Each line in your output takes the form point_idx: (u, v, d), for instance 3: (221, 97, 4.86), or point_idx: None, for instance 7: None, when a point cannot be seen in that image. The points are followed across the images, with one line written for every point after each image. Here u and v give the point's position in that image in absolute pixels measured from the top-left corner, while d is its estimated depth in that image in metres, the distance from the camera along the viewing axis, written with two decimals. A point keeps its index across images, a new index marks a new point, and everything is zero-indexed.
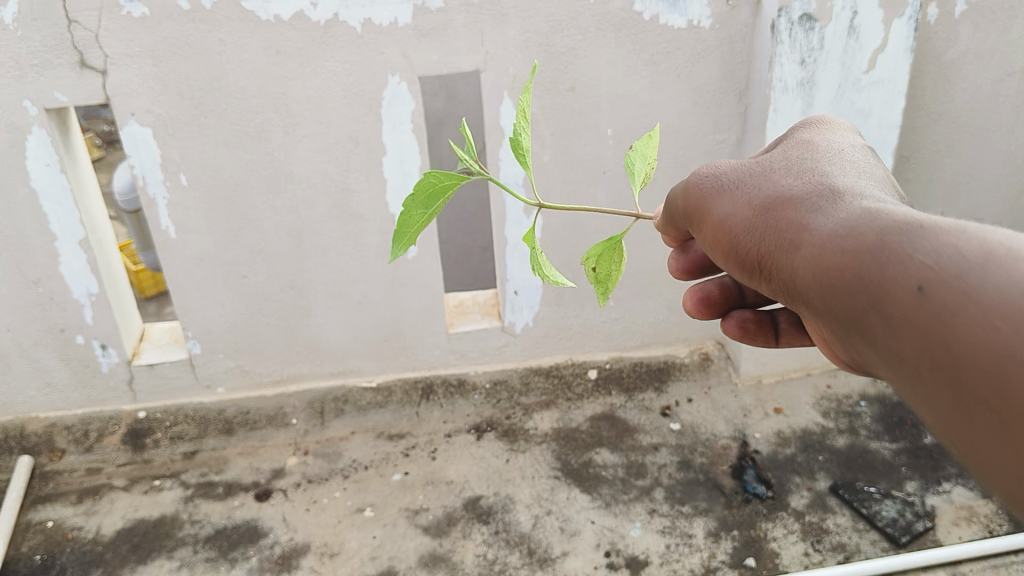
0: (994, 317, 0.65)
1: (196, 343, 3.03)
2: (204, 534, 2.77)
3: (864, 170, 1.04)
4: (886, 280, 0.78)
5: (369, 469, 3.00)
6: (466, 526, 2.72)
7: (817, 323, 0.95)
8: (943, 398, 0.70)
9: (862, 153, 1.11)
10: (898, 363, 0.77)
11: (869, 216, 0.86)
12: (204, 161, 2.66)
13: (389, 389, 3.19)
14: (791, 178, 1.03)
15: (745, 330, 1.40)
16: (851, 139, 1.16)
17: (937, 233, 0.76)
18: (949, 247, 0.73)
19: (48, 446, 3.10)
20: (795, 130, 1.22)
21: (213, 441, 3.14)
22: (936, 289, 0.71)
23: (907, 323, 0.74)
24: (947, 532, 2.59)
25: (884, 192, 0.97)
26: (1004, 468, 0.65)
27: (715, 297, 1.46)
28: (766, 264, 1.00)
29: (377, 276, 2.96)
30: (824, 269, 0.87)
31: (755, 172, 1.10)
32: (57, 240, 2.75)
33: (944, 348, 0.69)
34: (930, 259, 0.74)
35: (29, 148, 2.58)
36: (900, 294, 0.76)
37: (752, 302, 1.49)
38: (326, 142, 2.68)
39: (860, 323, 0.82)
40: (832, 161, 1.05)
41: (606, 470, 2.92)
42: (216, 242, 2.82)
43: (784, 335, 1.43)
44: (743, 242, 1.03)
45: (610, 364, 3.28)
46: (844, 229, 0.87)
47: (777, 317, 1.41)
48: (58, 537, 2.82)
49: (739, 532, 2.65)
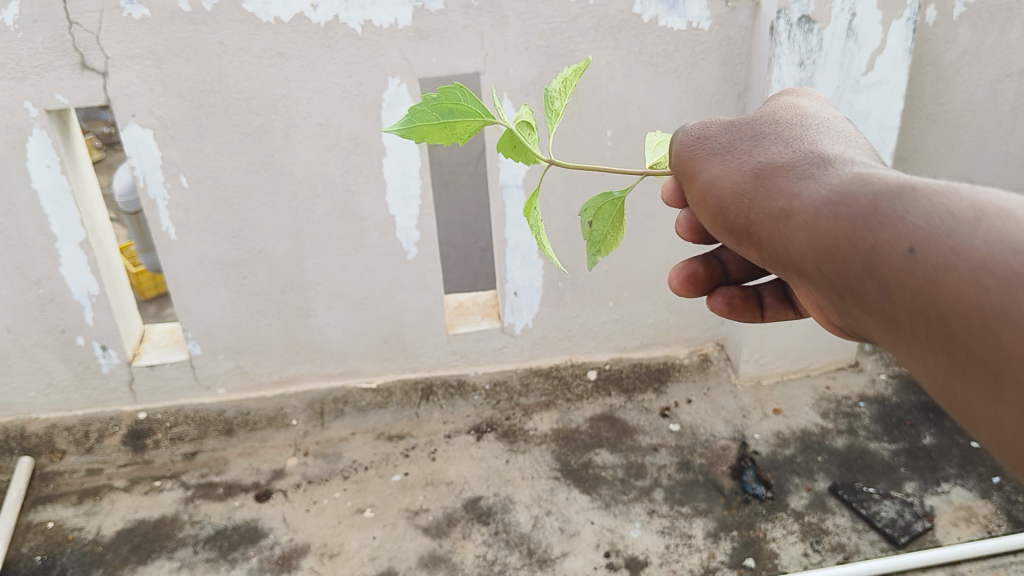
0: (983, 276, 0.67)
1: (196, 344, 3.03)
2: (205, 535, 2.77)
3: (850, 138, 1.06)
4: (877, 242, 0.79)
5: (369, 470, 3.00)
6: (466, 527, 2.73)
7: (808, 289, 0.96)
8: (937, 360, 0.72)
9: (846, 122, 1.12)
10: (892, 325, 0.78)
11: (858, 180, 0.86)
12: (205, 163, 2.67)
13: (389, 390, 3.20)
14: (780, 147, 1.04)
15: (733, 307, 1.39)
16: (834, 109, 1.17)
17: (926, 195, 0.77)
18: (941, 210, 0.74)
19: (48, 447, 3.11)
20: (778, 99, 1.23)
21: (213, 442, 3.14)
22: (927, 251, 0.72)
23: (899, 285, 0.75)
24: (947, 532, 2.60)
25: (871, 158, 0.98)
26: (998, 426, 0.66)
27: (701, 275, 1.41)
28: (755, 231, 1.01)
29: (377, 277, 2.97)
30: (815, 234, 0.88)
31: (742, 141, 1.11)
32: (57, 241, 2.75)
33: (936, 309, 0.71)
34: (921, 220, 0.75)
35: (29, 150, 2.59)
36: (891, 255, 0.77)
37: (735, 278, 1.45)
38: (326, 144, 2.69)
39: (853, 287, 0.82)
40: (818, 129, 1.06)
41: (605, 471, 2.92)
42: (216, 243, 2.82)
43: (769, 310, 1.45)
44: (733, 210, 1.04)
45: (610, 364, 3.29)
46: (833, 194, 0.88)
47: (762, 291, 1.44)
48: (59, 538, 2.82)
49: (738, 532, 2.65)
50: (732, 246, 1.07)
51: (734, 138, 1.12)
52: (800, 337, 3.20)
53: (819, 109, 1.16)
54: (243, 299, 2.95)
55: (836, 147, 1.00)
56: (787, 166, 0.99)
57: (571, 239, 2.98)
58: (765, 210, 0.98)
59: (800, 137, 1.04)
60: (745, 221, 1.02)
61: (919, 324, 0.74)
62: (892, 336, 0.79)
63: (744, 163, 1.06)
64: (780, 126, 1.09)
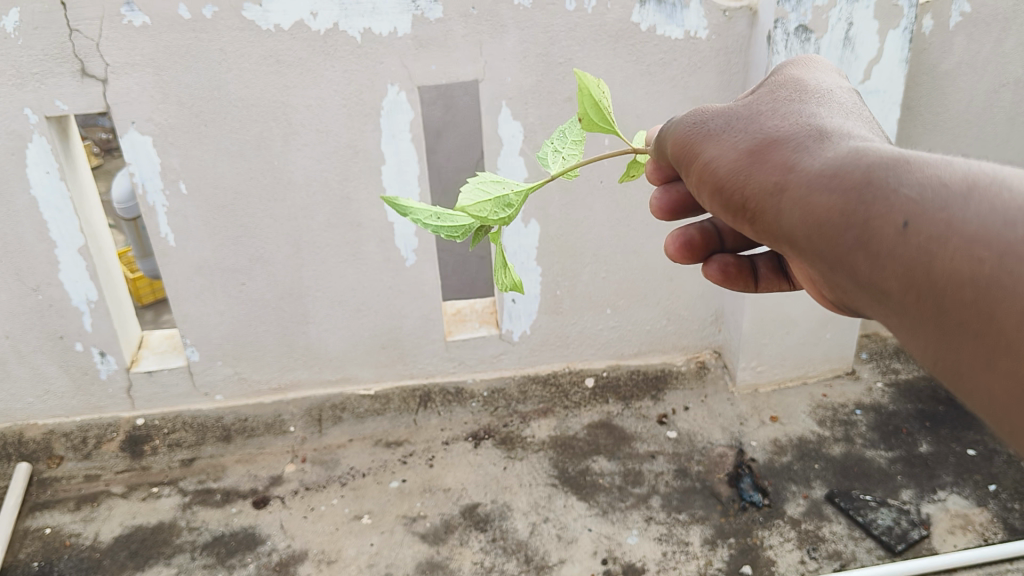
0: (978, 249, 0.75)
1: (195, 351, 3.03)
2: (202, 542, 2.77)
3: (849, 109, 1.12)
4: (871, 216, 0.87)
5: (366, 477, 3.00)
6: (464, 534, 2.73)
7: (800, 261, 1.03)
8: (928, 330, 0.81)
9: (847, 94, 1.18)
10: (883, 297, 0.87)
11: (854, 155, 0.94)
12: (204, 170, 2.68)
13: (387, 397, 3.21)
14: (775, 121, 1.10)
15: (727, 274, 1.54)
16: (835, 79, 1.23)
17: (919, 171, 0.85)
18: (937, 185, 0.82)
19: (46, 453, 3.11)
20: (780, 70, 1.28)
21: (211, 448, 3.15)
22: (924, 227, 0.81)
23: (894, 257, 0.84)
24: (942, 540, 2.60)
25: (866, 130, 1.06)
26: (984, 390, 0.75)
27: (697, 242, 1.56)
28: (748, 207, 1.08)
29: (375, 283, 2.98)
30: (811, 208, 0.95)
31: (739, 118, 1.17)
32: (56, 247, 2.76)
33: (929, 281, 0.79)
34: (914, 195, 0.83)
35: (29, 157, 2.60)
36: (886, 227, 0.85)
37: (732, 247, 1.60)
38: (325, 151, 2.70)
39: (847, 259, 0.90)
40: (814, 100, 1.13)
41: (603, 478, 2.92)
42: (215, 250, 2.83)
43: (763, 280, 1.56)
44: (726, 187, 1.11)
45: (608, 372, 3.30)
46: (827, 168, 0.95)
47: (757, 261, 1.55)
48: (56, 544, 2.82)
49: (735, 540, 2.65)
50: (726, 221, 1.15)
51: (729, 115, 1.18)
52: (797, 345, 3.21)
53: (819, 78, 1.22)
54: (242, 307, 2.95)
55: (831, 118, 1.07)
56: (782, 140, 1.06)
57: (569, 246, 2.99)
58: (758, 185, 1.05)
59: (797, 110, 1.10)
60: (739, 198, 1.09)
61: (910, 296, 0.82)
62: (882, 307, 0.88)
63: (738, 140, 1.12)
64: (776, 99, 1.16)
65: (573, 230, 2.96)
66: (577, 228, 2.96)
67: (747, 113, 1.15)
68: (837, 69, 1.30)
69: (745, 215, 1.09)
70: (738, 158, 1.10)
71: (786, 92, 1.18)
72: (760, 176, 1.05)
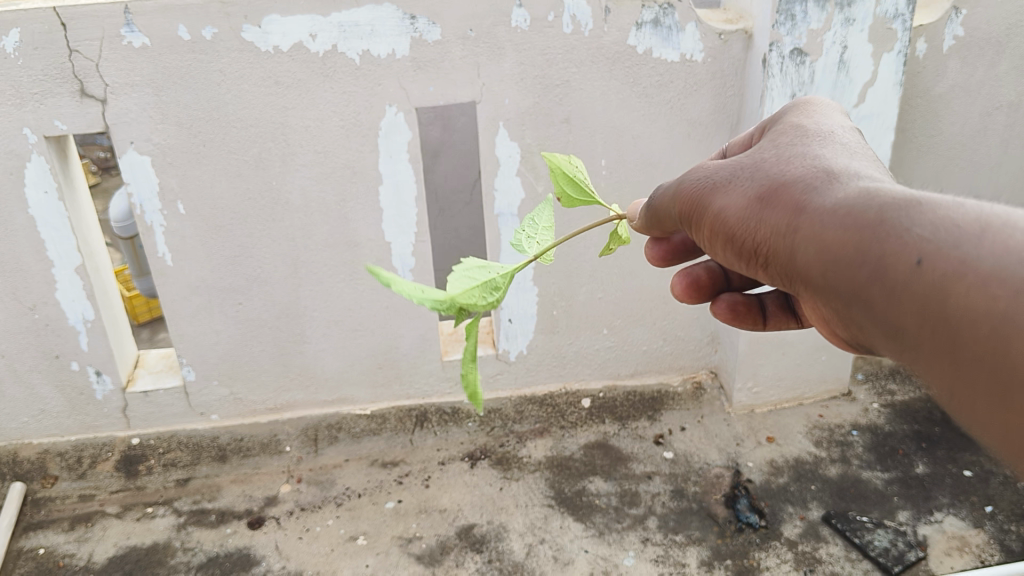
0: (990, 285, 0.77)
1: (190, 370, 3.03)
2: (197, 562, 2.76)
3: (857, 151, 1.14)
4: (885, 253, 0.88)
5: (362, 497, 2.99)
6: (460, 555, 2.72)
7: (814, 302, 1.03)
8: (941, 367, 0.82)
9: (853, 136, 1.20)
10: (897, 336, 0.88)
11: (867, 195, 0.95)
12: (202, 190, 2.69)
13: (383, 417, 3.20)
14: (784, 165, 1.12)
15: (735, 312, 1.54)
16: (840, 122, 1.25)
17: (931, 210, 0.86)
18: (946, 222, 0.84)
19: (41, 473, 3.08)
20: (788, 115, 1.31)
21: (207, 468, 3.11)
22: (934, 262, 0.82)
23: (905, 293, 0.85)
24: (939, 562, 2.60)
25: (874, 170, 1.07)
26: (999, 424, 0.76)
27: (703, 281, 1.57)
28: (763, 250, 1.09)
29: (372, 303, 2.98)
30: (824, 246, 0.96)
31: (748, 164, 1.18)
32: (53, 266, 2.76)
33: (941, 317, 0.81)
34: (927, 233, 0.85)
35: (28, 177, 2.60)
36: (897, 265, 0.86)
37: (737, 285, 1.62)
38: (324, 171, 2.71)
39: (862, 297, 0.91)
40: (819, 144, 1.15)
41: (599, 499, 2.92)
42: (213, 269, 2.83)
43: (771, 318, 1.56)
44: (739, 231, 1.12)
45: (604, 393, 3.30)
46: (839, 208, 0.96)
47: (765, 299, 1.55)
48: (50, 564, 2.80)
49: (732, 562, 2.64)
50: (739, 267, 1.16)
51: (737, 163, 1.20)
52: (794, 366, 3.22)
53: (825, 122, 1.24)
54: (239, 326, 2.96)
55: (840, 160, 1.08)
56: (792, 183, 1.08)
57: (565, 266, 3.01)
58: (774, 227, 1.06)
59: (808, 153, 1.12)
60: (753, 242, 1.10)
61: (922, 333, 0.83)
62: (896, 343, 0.89)
63: (749, 184, 1.14)
64: (784, 145, 1.18)
65: (570, 251, 2.99)
66: (574, 248, 2.97)
67: (756, 161, 1.17)
68: (844, 113, 1.32)
69: (759, 260, 1.10)
70: (751, 203, 1.11)
71: (790, 138, 1.20)
72: (772, 219, 1.07)
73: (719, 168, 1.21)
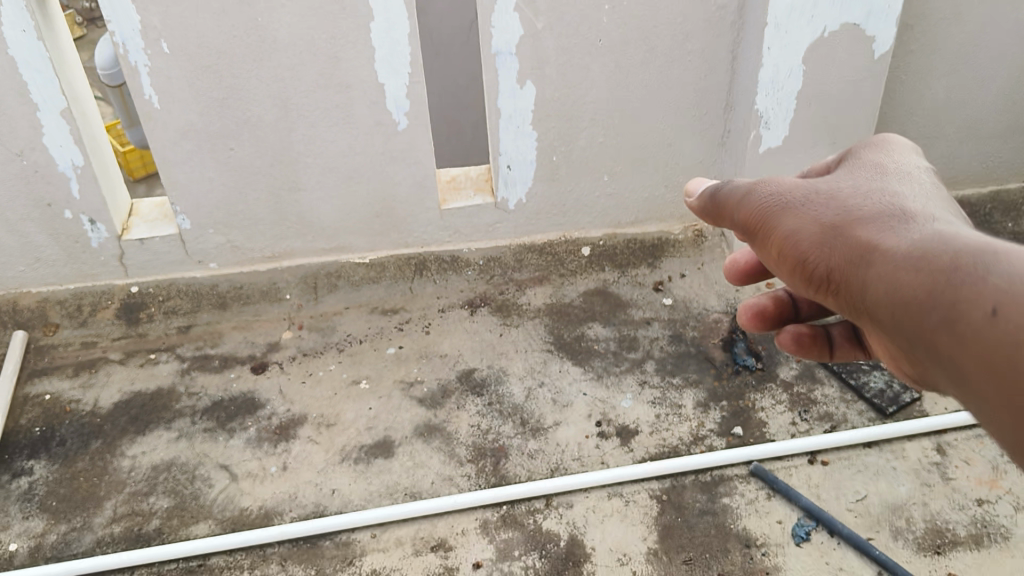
0: None
1: (185, 218, 3.00)
2: (202, 407, 2.79)
3: (933, 194, 1.16)
4: (953, 302, 0.91)
5: (363, 343, 3.01)
6: (460, 398, 2.76)
7: (882, 336, 1.08)
8: (1008, 422, 0.86)
9: (931, 178, 1.21)
10: (963, 382, 0.91)
11: (944, 244, 0.98)
12: (186, 28, 2.58)
13: (382, 265, 3.20)
14: (857, 202, 1.15)
15: (802, 343, 1.50)
16: (914, 161, 1.26)
17: (1005, 259, 0.89)
18: (1016, 272, 0.86)
19: (42, 321, 3.11)
20: (859, 148, 1.32)
21: (207, 316, 3.14)
22: (1003, 313, 0.84)
23: (970, 341, 0.88)
24: (932, 403, 2.64)
25: (951, 214, 1.10)
26: None
27: (767, 311, 1.56)
28: (834, 279, 1.13)
29: (368, 148, 2.91)
30: (899, 289, 0.99)
31: (820, 193, 1.21)
32: (38, 110, 2.68)
33: (1005, 372, 0.84)
34: (1000, 280, 0.87)
35: (3, 14, 2.49)
36: (969, 310, 0.89)
37: (805, 316, 1.59)
38: (312, 7, 2.58)
39: (928, 341, 0.95)
40: (895, 189, 1.17)
41: (598, 344, 2.94)
42: (202, 113, 2.75)
43: (839, 348, 1.53)
44: (811, 259, 1.16)
45: (604, 240, 3.28)
46: (917, 254, 1.00)
47: (833, 329, 1.52)
48: (57, 409, 2.83)
49: (728, 403, 2.69)
50: (807, 295, 1.21)
51: (810, 190, 1.23)
52: None
53: (898, 159, 1.25)
54: (231, 175, 2.91)
55: (919, 207, 1.11)
56: (868, 223, 1.11)
57: (565, 109, 2.92)
58: (848, 264, 1.10)
59: (882, 199, 1.15)
60: (827, 271, 1.13)
61: (985, 384, 0.87)
62: (959, 387, 0.92)
63: (823, 212, 1.17)
64: (861, 184, 1.20)
65: (570, 93, 2.89)
66: (574, 90, 2.88)
67: (829, 191, 1.20)
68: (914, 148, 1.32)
69: (832, 288, 1.14)
70: (823, 234, 1.15)
71: (866, 180, 1.21)
72: (846, 250, 1.11)
73: (788, 191, 1.24)
